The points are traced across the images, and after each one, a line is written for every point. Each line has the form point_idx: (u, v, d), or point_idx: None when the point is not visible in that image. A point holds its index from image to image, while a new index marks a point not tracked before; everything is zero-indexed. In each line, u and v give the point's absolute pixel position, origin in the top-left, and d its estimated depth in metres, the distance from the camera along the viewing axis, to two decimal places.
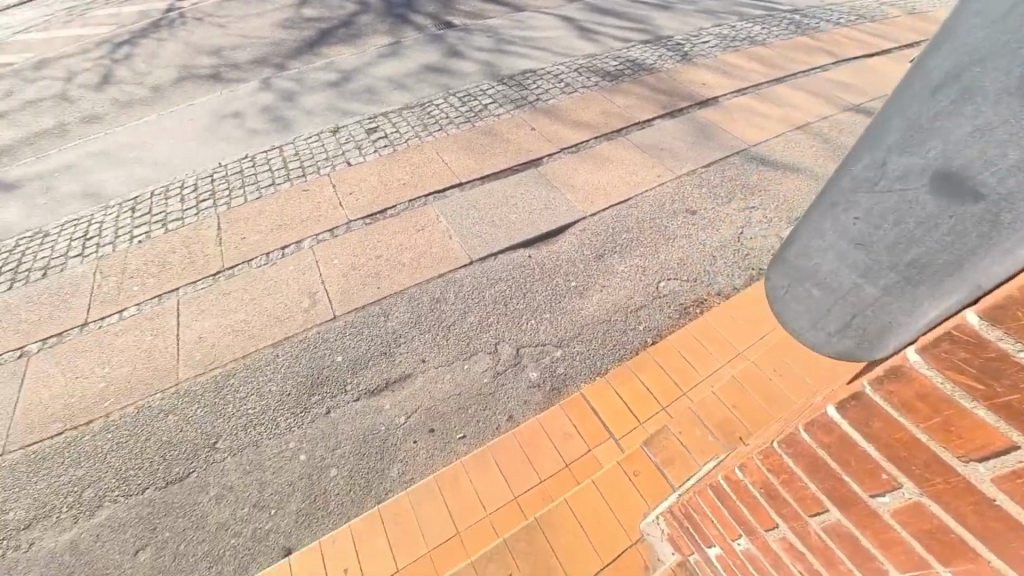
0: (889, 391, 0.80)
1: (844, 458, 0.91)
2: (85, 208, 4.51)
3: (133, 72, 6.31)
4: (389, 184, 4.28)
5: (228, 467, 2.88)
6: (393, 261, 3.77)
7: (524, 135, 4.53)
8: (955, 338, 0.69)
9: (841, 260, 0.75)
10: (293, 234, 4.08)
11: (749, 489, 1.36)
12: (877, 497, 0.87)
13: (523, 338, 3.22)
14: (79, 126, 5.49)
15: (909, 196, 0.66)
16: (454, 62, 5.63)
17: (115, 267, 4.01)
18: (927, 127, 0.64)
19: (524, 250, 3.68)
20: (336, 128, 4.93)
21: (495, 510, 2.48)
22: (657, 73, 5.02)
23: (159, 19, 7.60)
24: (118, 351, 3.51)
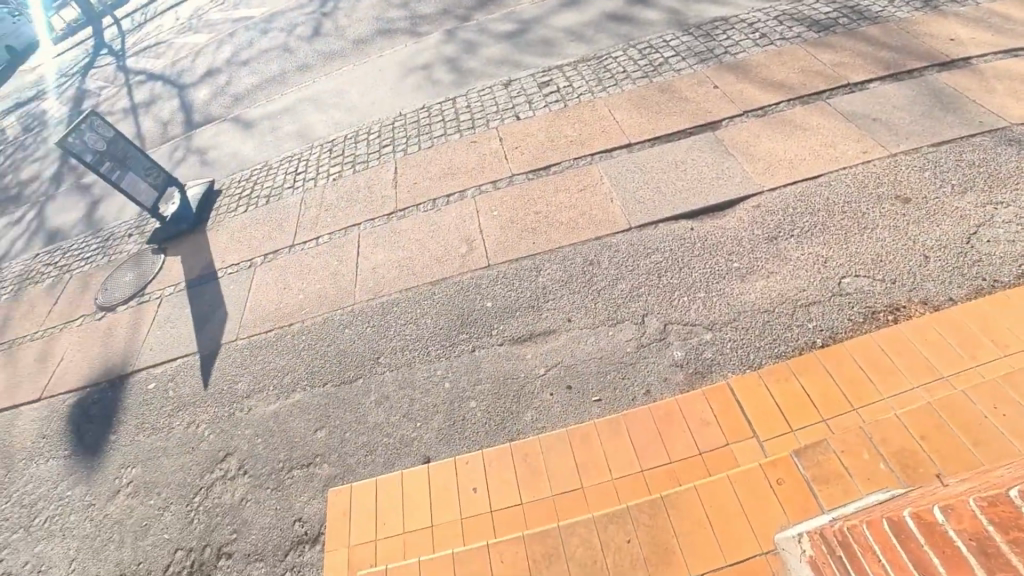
0: None
1: None
2: (297, 146, 5.34)
3: (339, 24, 7.08)
4: (556, 141, 4.31)
5: (388, 380, 3.39)
6: (551, 219, 3.85)
7: (705, 94, 4.14)
8: None
9: None
10: (459, 183, 4.37)
11: (952, 539, 1.23)
12: None
13: (673, 315, 3.12)
14: (296, 72, 6.42)
15: None
16: (638, 11, 5.25)
17: (316, 200, 4.73)
18: None
19: (686, 222, 3.49)
20: (508, 82, 5.02)
21: (619, 478, 2.56)
22: (885, 23, 4.14)
23: None
24: (314, 270, 4.23)
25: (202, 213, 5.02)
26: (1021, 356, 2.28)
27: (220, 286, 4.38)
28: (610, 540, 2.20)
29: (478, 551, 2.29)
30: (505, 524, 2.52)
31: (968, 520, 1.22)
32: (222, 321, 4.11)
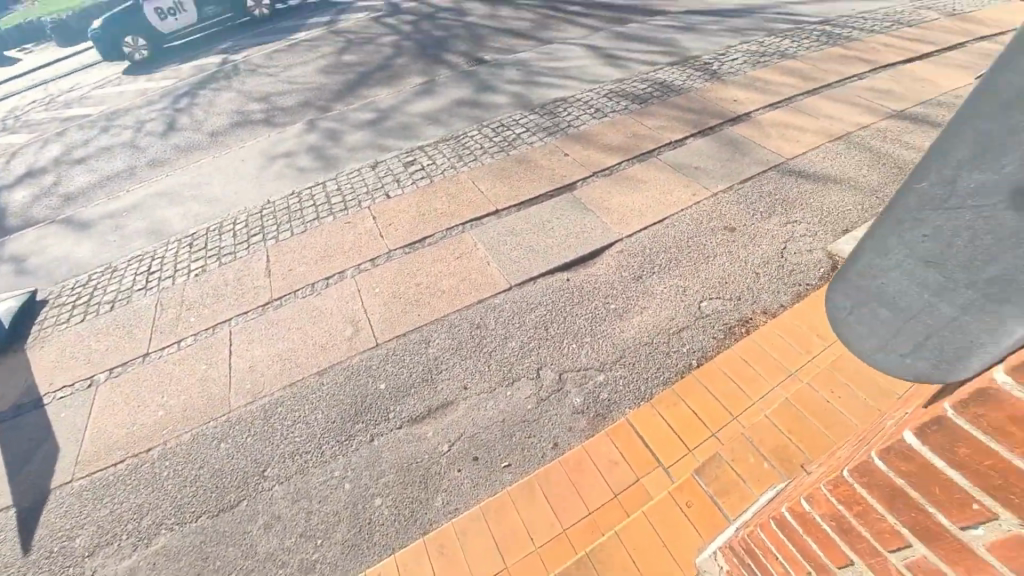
0: (975, 413, 0.80)
1: (928, 487, 0.90)
2: (148, 244, 4.88)
3: (194, 119, 6.92)
4: (426, 215, 4.50)
5: (277, 495, 2.92)
6: (432, 288, 3.87)
7: (557, 161, 4.63)
8: None
9: (911, 278, 0.74)
10: (337, 264, 4.25)
11: (817, 523, 1.25)
12: (969, 530, 0.83)
13: (565, 364, 3.17)
14: (145, 169, 6.04)
15: (984, 213, 0.64)
16: (484, 96, 6.14)
17: (174, 299, 4.27)
18: (1001, 143, 0.61)
19: (562, 274, 3.70)
20: (376, 163, 5.33)
21: (542, 544, 2.38)
22: (686, 94, 5.05)
23: (217, 71, 8.35)
24: (175, 381, 3.68)
25: (20, 326, 4.27)
26: (839, 344, 2.66)
27: (46, 415, 3.62)
28: None
29: None
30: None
31: (826, 504, 1.21)
32: (47, 459, 3.34)
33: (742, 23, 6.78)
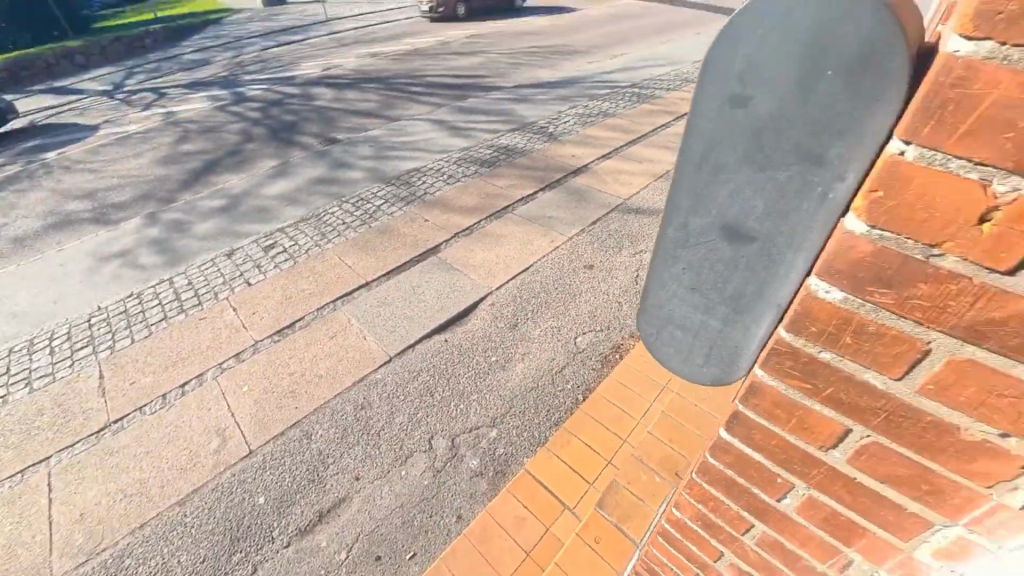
0: (755, 403, 0.89)
1: (747, 473, 1.02)
2: None
3: None
4: (293, 298, 4.26)
5: None
6: (309, 375, 3.58)
7: (420, 228, 4.96)
8: (779, 351, 0.79)
9: (685, 303, 0.87)
10: (192, 367, 3.71)
11: (689, 525, 1.31)
12: (782, 500, 0.99)
13: (456, 428, 3.09)
14: None
15: (711, 247, 0.78)
16: (342, 172, 6.37)
17: None
18: (705, 194, 0.74)
19: (439, 335, 3.78)
20: (232, 251, 4.91)
21: None
22: (530, 153, 5.76)
23: (19, 172, 7.21)
24: None
25: None
26: None
27: None
28: None
29: None
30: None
31: (689, 506, 1.27)
32: None
33: (568, 90, 7.86)
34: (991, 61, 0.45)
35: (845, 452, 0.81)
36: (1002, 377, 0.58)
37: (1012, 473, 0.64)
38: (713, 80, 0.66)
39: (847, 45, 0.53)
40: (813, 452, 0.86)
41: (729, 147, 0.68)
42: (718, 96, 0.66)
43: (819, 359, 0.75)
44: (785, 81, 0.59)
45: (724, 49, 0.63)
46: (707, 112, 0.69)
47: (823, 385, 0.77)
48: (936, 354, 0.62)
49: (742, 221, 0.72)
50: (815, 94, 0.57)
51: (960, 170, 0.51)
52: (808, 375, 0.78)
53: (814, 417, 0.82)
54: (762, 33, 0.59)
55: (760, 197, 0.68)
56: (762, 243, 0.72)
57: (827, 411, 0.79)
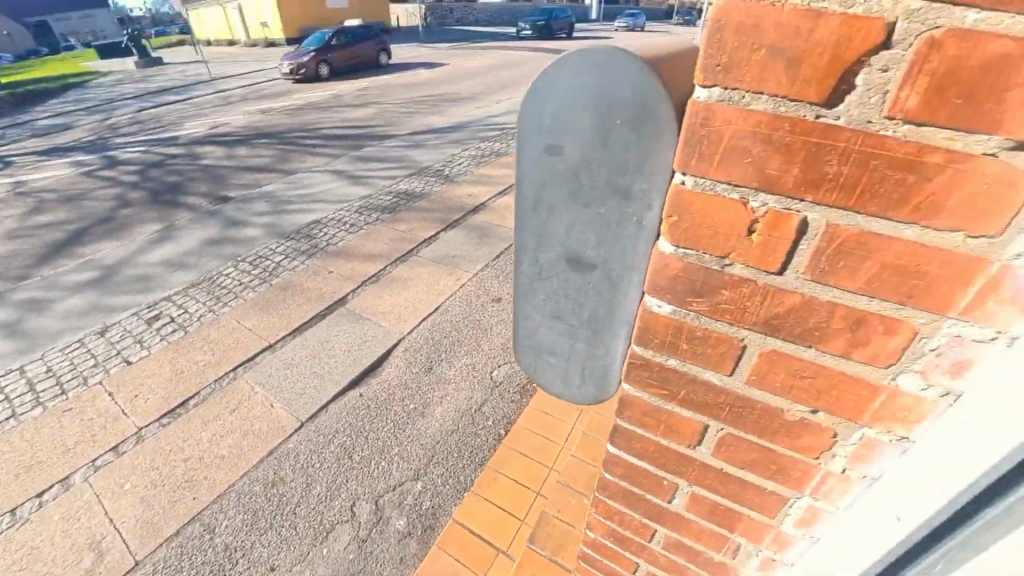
0: (628, 414, 0.93)
1: (637, 480, 1.03)
2: None
3: None
4: (184, 372, 3.84)
5: None
6: (208, 458, 3.17)
7: (325, 280, 4.90)
8: (636, 362, 0.85)
9: (552, 330, 0.93)
10: (58, 469, 3.13)
11: (603, 543, 1.29)
12: (672, 501, 1.02)
13: (378, 488, 2.91)
14: None
15: (561, 278, 0.85)
16: (236, 231, 5.98)
17: None
18: (545, 231, 0.81)
19: (354, 390, 3.62)
20: (105, 327, 4.37)
21: None
22: (428, 196, 6.15)
23: None
24: None
25: None
26: None
27: None
28: None
29: None
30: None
31: (599, 525, 1.25)
32: None
33: (461, 133, 8.29)
34: (722, 104, 0.55)
35: (710, 446, 0.87)
36: (796, 358, 0.69)
37: (828, 442, 0.75)
38: (530, 131, 0.74)
39: (624, 96, 0.62)
40: (685, 453, 0.91)
41: (556, 189, 0.75)
42: (538, 145, 0.73)
43: (666, 366, 0.81)
44: (584, 131, 0.68)
45: (534, 104, 0.71)
46: (531, 160, 0.76)
47: (676, 388, 0.83)
48: (750, 347, 0.71)
49: (580, 253, 0.79)
50: (611, 137, 0.66)
51: (725, 192, 0.61)
52: (663, 380, 0.84)
53: (677, 418, 0.87)
54: (559, 89, 0.67)
55: (590, 230, 0.76)
56: (601, 271, 0.79)
57: (685, 411, 0.85)
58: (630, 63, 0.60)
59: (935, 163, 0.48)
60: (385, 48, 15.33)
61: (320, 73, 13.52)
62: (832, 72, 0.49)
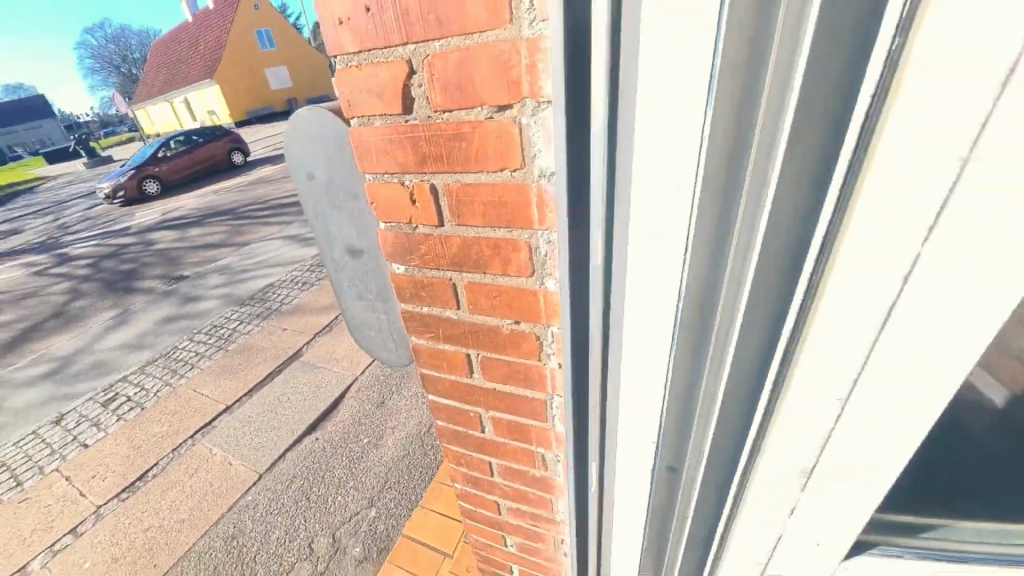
0: (423, 359, 1.14)
1: (455, 417, 1.22)
2: None
3: None
4: (143, 446, 3.91)
5: None
6: (169, 525, 3.14)
7: (279, 336, 5.13)
8: (408, 314, 1.07)
9: (363, 308, 1.21)
10: (16, 560, 3.10)
11: (470, 493, 1.44)
12: (484, 429, 1.20)
13: (335, 521, 2.90)
14: None
15: (349, 264, 1.15)
16: (192, 305, 6.16)
17: None
18: (328, 232, 1.13)
19: (311, 435, 3.74)
20: (60, 416, 4.47)
21: None
22: None
23: None
24: None
25: None
26: None
27: None
28: None
29: None
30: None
31: (459, 475, 1.41)
32: None
33: None
34: (362, 127, 0.84)
35: (478, 370, 1.07)
36: (482, 283, 0.90)
37: (538, 343, 0.92)
38: (295, 167, 1.08)
39: (327, 131, 0.96)
40: (469, 380, 1.10)
41: (321, 200, 1.08)
42: (301, 174, 1.07)
43: (422, 313, 1.04)
44: (317, 157, 1.01)
45: (290, 150, 1.06)
46: (303, 186, 1.10)
47: (437, 328, 1.05)
48: (456, 283, 0.93)
49: (351, 241, 1.10)
50: (333, 157, 0.99)
51: (389, 179, 0.87)
52: (428, 323, 1.05)
53: (448, 353, 1.08)
54: (296, 135, 1.02)
55: (348, 222, 1.07)
56: (365, 250, 1.08)
57: (450, 346, 1.06)
58: (323, 112, 0.95)
59: (467, 132, 0.73)
60: (240, 146, 13.21)
61: (146, 192, 11.52)
62: (399, 96, 0.77)
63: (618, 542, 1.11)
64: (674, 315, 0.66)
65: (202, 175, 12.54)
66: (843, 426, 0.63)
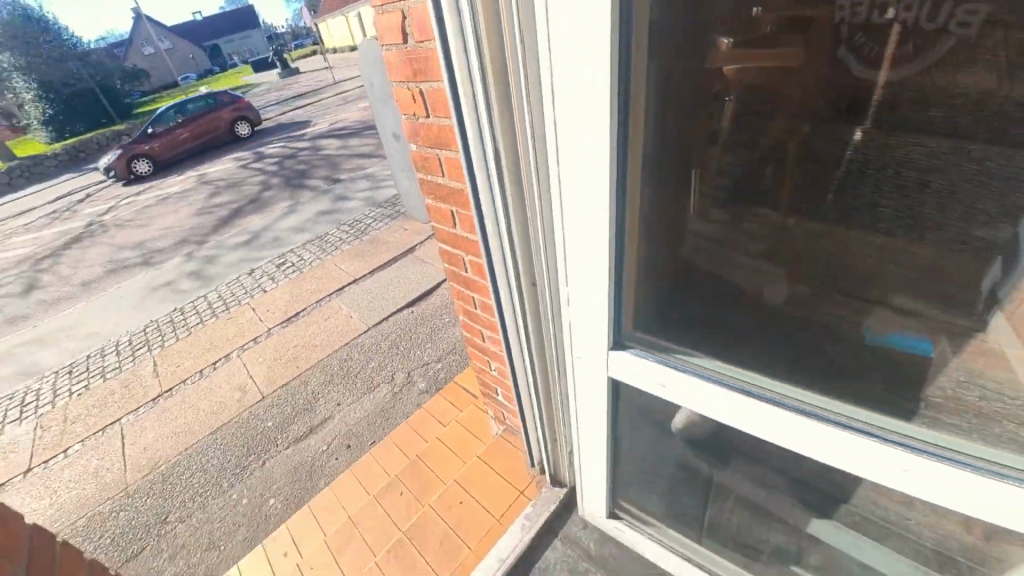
0: (434, 215, 1.69)
1: (453, 262, 1.76)
2: (17, 384, 4.89)
3: (59, 278, 7.20)
4: (300, 296, 5.33)
5: (190, 526, 2.85)
6: (309, 346, 4.42)
7: (401, 234, 6.21)
8: (424, 182, 1.61)
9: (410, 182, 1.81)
10: (223, 350, 4.67)
11: (469, 327, 1.98)
12: (467, 273, 1.71)
13: (414, 365, 3.85)
14: (5, 329, 6.06)
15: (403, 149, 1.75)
16: (343, 203, 7.60)
17: (52, 416, 4.27)
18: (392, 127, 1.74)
19: (410, 308, 4.74)
20: (252, 270, 6.18)
21: (383, 496, 2.18)
22: None
23: (82, 233, 8.72)
24: (65, 475, 3.55)
25: None
26: None
27: None
28: (388, 520, 2.05)
29: None
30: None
31: (462, 311, 1.95)
32: None
33: None
34: (389, 52, 1.38)
35: (458, 224, 1.57)
36: (452, 157, 1.39)
37: None
38: None
39: None
40: (454, 231, 1.62)
41: None
42: None
43: (428, 180, 1.57)
44: None
45: None
46: None
47: (437, 192, 1.57)
48: (442, 157, 1.43)
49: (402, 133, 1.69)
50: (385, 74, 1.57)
51: (404, 87, 1.40)
52: (433, 188, 1.58)
53: (443, 211, 1.61)
54: None
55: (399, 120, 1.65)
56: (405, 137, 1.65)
57: (445, 205, 1.57)
58: None
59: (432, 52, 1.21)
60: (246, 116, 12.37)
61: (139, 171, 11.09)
62: (401, 34, 1.27)
63: (519, 357, 1.55)
64: (496, 156, 1.04)
65: (207, 147, 11.96)
66: (570, 235, 1.00)
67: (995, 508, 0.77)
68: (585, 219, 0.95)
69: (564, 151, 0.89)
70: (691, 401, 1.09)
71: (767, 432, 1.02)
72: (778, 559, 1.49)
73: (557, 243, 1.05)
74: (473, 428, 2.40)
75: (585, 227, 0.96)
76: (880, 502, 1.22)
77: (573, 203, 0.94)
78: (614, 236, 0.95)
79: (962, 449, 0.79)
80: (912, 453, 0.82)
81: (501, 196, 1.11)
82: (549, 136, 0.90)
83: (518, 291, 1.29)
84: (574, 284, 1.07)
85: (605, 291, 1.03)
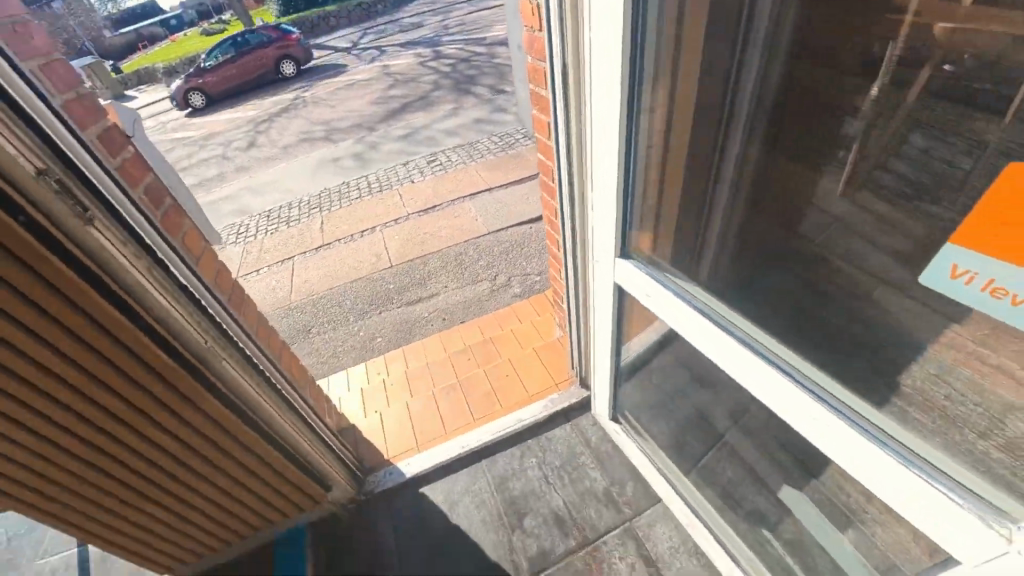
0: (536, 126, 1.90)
1: (544, 173, 1.98)
2: (235, 216, 6.49)
3: (271, 140, 8.94)
4: (439, 193, 5.99)
5: (325, 341, 3.81)
6: (435, 235, 5.09)
7: None
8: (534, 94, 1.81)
9: None
10: (372, 223, 5.59)
11: (550, 238, 2.24)
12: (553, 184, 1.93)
13: (516, 271, 4.29)
14: (233, 173, 7.89)
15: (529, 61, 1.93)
16: (498, 115, 7.96)
17: (253, 243, 5.68)
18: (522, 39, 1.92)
19: (528, 223, 5.08)
20: (407, 162, 7.01)
21: (454, 356, 2.70)
22: None
23: (291, 104, 10.48)
24: (255, 285, 4.82)
25: None
26: None
27: None
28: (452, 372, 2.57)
29: (356, 420, 2.43)
30: (395, 439, 2.25)
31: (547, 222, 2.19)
32: None
33: None
34: None
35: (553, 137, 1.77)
36: None
37: None
38: None
39: None
40: (547, 144, 1.84)
41: None
42: None
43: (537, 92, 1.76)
44: None
45: None
46: None
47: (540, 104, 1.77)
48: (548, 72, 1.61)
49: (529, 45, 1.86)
50: None
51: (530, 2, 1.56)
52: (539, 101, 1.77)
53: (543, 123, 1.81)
54: None
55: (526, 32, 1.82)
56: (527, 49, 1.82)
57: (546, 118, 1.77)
58: None
59: None
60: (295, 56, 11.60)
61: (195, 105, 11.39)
62: None
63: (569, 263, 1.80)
64: (561, 70, 1.32)
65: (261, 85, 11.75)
66: (597, 139, 1.28)
67: (917, 495, 0.85)
68: (606, 132, 1.23)
69: (597, 66, 1.17)
70: (672, 318, 1.33)
71: (734, 370, 1.21)
72: (753, 519, 1.62)
73: (589, 147, 1.35)
74: (539, 329, 2.74)
75: (605, 133, 1.24)
76: (844, 487, 1.29)
77: (600, 116, 1.23)
78: (624, 144, 1.22)
79: (908, 446, 0.89)
80: (848, 422, 0.94)
81: (561, 105, 1.39)
82: (591, 54, 1.17)
83: (567, 192, 1.59)
84: (597, 181, 1.37)
85: (614, 194, 1.33)
